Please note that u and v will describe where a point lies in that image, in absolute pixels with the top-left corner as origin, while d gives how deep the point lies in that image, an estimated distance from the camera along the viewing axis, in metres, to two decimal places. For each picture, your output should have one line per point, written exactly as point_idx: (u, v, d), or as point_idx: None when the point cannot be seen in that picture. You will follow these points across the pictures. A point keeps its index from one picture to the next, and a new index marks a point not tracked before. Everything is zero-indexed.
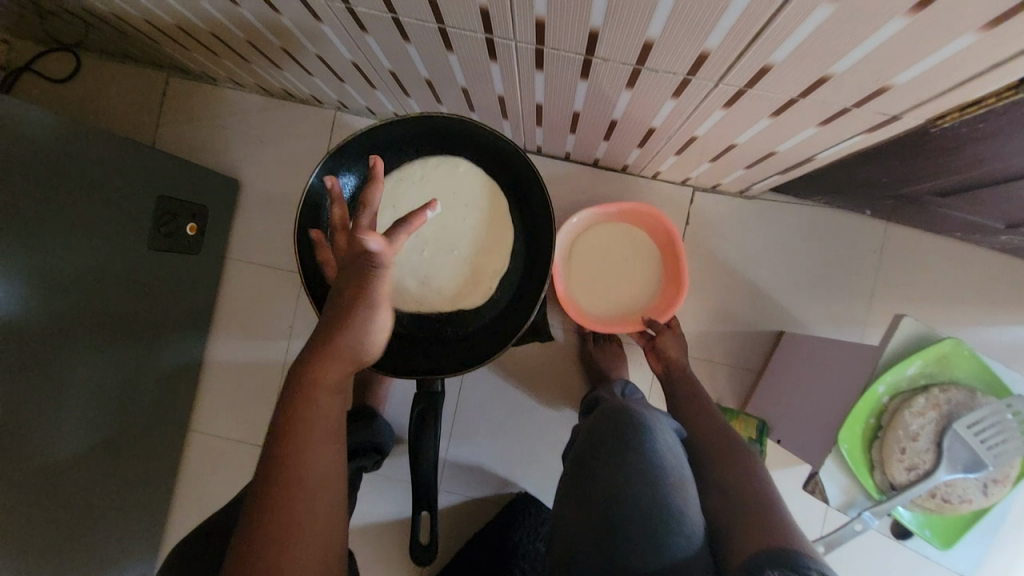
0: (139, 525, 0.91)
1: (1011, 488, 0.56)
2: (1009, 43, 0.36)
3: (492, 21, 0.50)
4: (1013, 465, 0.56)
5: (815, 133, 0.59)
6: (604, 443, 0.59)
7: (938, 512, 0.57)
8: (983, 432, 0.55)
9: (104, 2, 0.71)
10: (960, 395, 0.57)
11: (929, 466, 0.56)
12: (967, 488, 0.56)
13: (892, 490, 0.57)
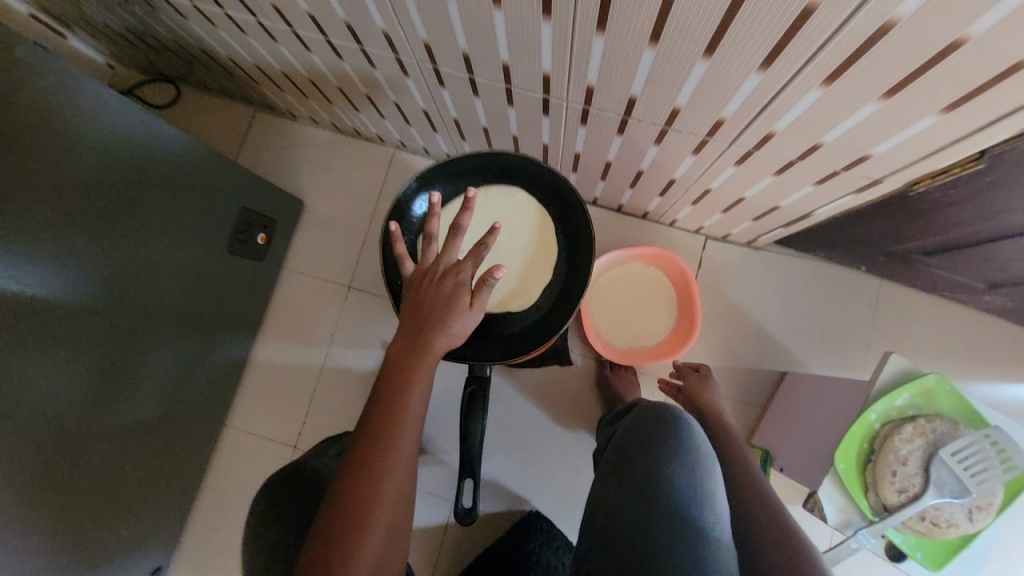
0: (166, 510, 0.96)
1: (995, 516, 0.62)
2: (955, 128, 0.48)
3: (551, 85, 0.63)
4: (997, 495, 0.62)
5: (812, 191, 0.70)
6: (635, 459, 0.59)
7: (928, 535, 0.62)
8: (967, 461, 0.61)
9: (227, 49, 0.87)
10: (944, 426, 0.63)
11: (917, 489, 0.62)
12: (954, 513, 0.62)
13: (885, 512, 0.62)
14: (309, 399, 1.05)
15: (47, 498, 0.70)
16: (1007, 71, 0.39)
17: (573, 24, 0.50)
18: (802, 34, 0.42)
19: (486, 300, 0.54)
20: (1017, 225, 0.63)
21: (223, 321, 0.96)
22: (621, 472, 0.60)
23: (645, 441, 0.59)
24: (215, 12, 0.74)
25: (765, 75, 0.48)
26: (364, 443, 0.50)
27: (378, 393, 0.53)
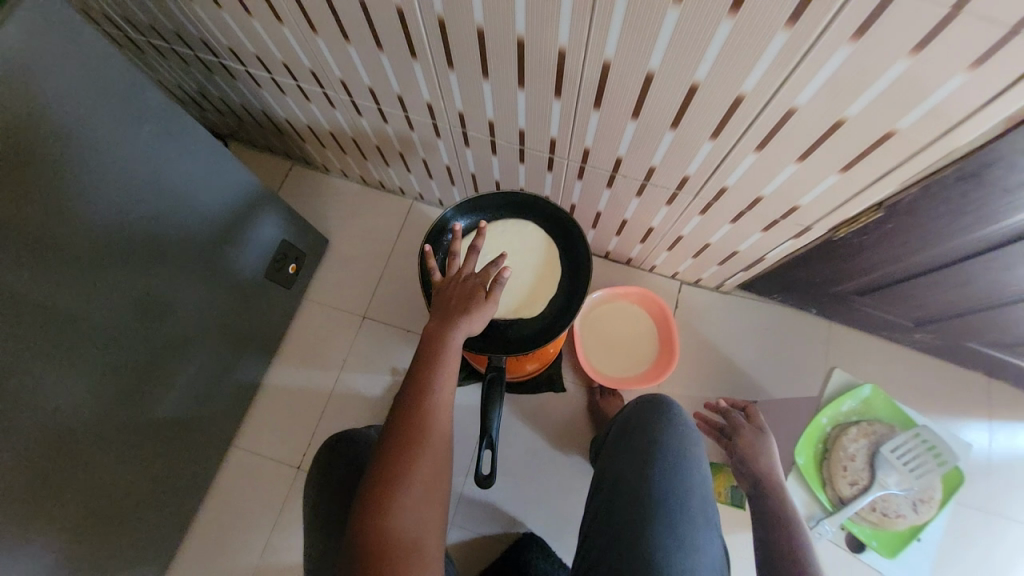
0: (166, 525, 0.97)
1: (934, 505, 0.92)
2: (852, 185, 0.66)
3: (556, 146, 0.81)
4: (934, 488, 0.92)
5: (761, 237, 0.87)
6: (626, 487, 0.68)
7: (880, 522, 0.92)
8: (902, 455, 0.93)
9: (285, 111, 1.05)
10: (882, 430, 0.96)
11: (865, 481, 0.93)
12: (901, 505, 0.92)
13: (842, 501, 0.93)
14: (317, 422, 1.11)
15: (61, 493, 0.74)
16: (874, 142, 0.58)
17: (577, 100, 0.69)
18: (737, 114, 0.61)
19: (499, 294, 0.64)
20: (920, 266, 0.81)
21: (245, 341, 1.05)
22: (616, 462, 0.72)
23: (636, 473, 0.68)
24: (288, 83, 0.92)
25: (715, 142, 0.67)
26: (400, 416, 0.58)
27: (409, 383, 0.60)
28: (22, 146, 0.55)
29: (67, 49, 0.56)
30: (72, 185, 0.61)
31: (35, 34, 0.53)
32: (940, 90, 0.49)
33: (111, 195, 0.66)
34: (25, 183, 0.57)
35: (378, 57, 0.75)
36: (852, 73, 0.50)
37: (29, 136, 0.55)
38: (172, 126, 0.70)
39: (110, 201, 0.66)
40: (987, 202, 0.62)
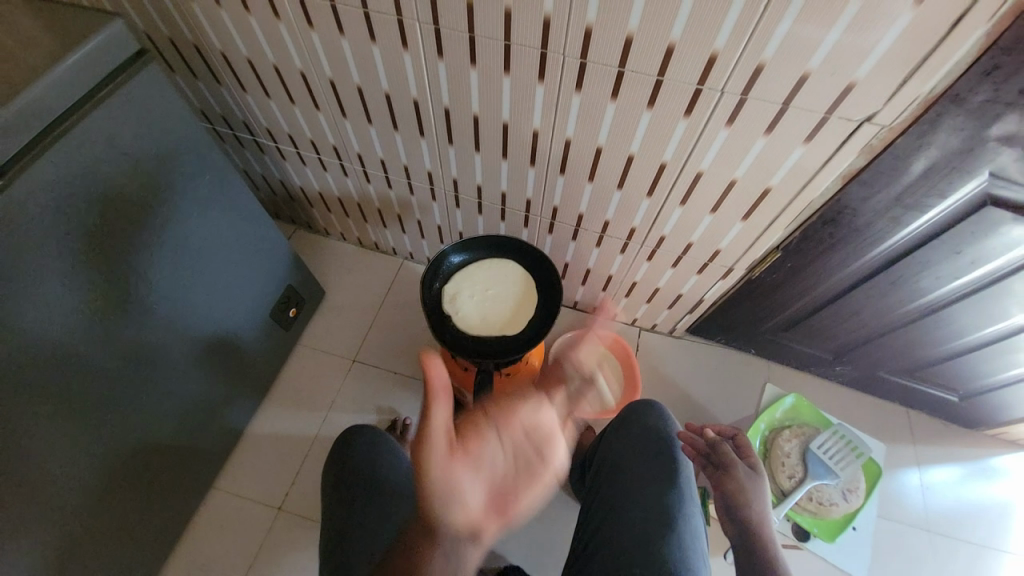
0: (136, 563, 0.98)
1: (861, 493, 0.96)
2: (753, 229, 0.88)
3: (532, 205, 1.02)
4: (858, 478, 0.97)
5: (698, 279, 1.07)
6: (629, 493, 0.80)
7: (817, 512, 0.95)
8: (826, 451, 0.97)
9: (301, 180, 1.23)
10: (808, 432, 1.00)
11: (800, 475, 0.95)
12: (832, 495, 0.96)
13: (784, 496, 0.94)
14: (299, 463, 1.15)
15: (40, 503, 0.77)
16: (760, 196, 0.81)
17: (547, 168, 0.91)
18: (663, 176, 0.83)
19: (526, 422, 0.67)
20: (821, 298, 1.02)
21: (239, 382, 1.12)
22: (613, 447, 0.87)
23: (638, 481, 0.80)
24: (312, 156, 1.12)
25: (651, 199, 0.89)
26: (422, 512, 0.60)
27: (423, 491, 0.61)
28: (95, 200, 0.72)
29: (138, 104, 0.73)
30: (129, 233, 0.78)
31: (114, 119, 0.71)
32: (789, 158, 0.73)
33: (154, 240, 0.82)
34: (86, 229, 0.72)
35: (393, 136, 0.97)
36: (732, 147, 0.74)
37: (100, 194, 0.72)
38: (203, 168, 0.86)
39: (153, 246, 0.82)
40: (851, 238, 0.85)
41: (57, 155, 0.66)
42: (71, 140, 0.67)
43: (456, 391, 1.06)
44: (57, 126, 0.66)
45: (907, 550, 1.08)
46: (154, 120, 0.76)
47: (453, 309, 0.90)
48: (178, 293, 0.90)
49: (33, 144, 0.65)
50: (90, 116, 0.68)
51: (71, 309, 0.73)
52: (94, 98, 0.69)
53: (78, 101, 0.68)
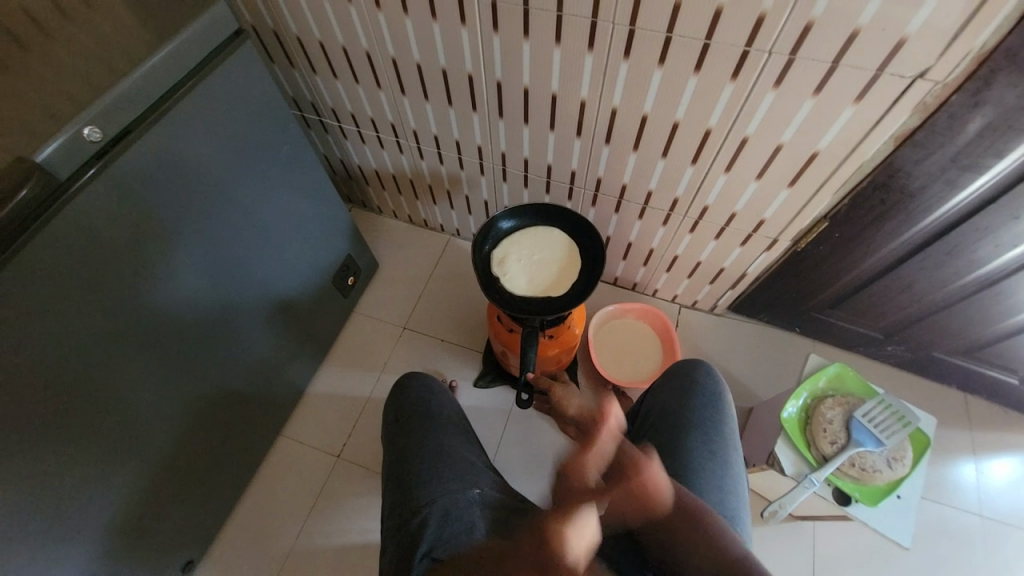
0: (219, 496, 1.10)
1: (908, 463, 0.92)
2: (800, 197, 0.89)
3: (576, 176, 1.07)
4: (904, 447, 0.93)
5: (741, 252, 1.07)
6: (660, 439, 0.83)
7: (860, 477, 0.92)
8: (873, 418, 0.95)
9: (360, 158, 1.33)
10: (853, 401, 0.99)
11: (843, 441, 0.93)
12: (877, 461, 0.93)
13: (824, 461, 0.93)
14: (355, 419, 1.25)
15: (150, 430, 0.89)
16: (808, 161, 0.82)
17: (592, 139, 0.95)
18: (708, 143, 0.86)
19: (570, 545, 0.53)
20: (871, 271, 1.00)
21: (303, 342, 1.22)
22: (665, 394, 0.89)
23: (669, 427, 0.83)
24: (371, 134, 1.21)
25: (695, 167, 0.91)
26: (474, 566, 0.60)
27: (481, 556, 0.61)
28: (191, 169, 0.82)
29: (232, 79, 0.83)
30: (219, 200, 0.88)
31: (208, 99, 0.81)
32: (839, 119, 0.74)
33: (237, 207, 0.92)
34: (182, 196, 0.82)
35: (447, 111, 1.04)
36: (779, 110, 0.76)
37: (196, 165, 0.82)
38: (280, 138, 0.96)
39: (236, 212, 0.92)
40: (904, 205, 0.84)
41: (171, 121, 0.76)
42: (172, 116, 0.76)
43: (502, 355, 1.12)
44: (160, 104, 0.75)
45: (956, 534, 1.04)
46: (238, 100, 0.85)
47: (501, 270, 0.96)
48: (257, 256, 1.00)
49: (142, 118, 0.74)
50: (188, 98, 0.77)
51: (171, 266, 0.83)
52: (191, 80, 0.78)
53: (175, 82, 0.77)
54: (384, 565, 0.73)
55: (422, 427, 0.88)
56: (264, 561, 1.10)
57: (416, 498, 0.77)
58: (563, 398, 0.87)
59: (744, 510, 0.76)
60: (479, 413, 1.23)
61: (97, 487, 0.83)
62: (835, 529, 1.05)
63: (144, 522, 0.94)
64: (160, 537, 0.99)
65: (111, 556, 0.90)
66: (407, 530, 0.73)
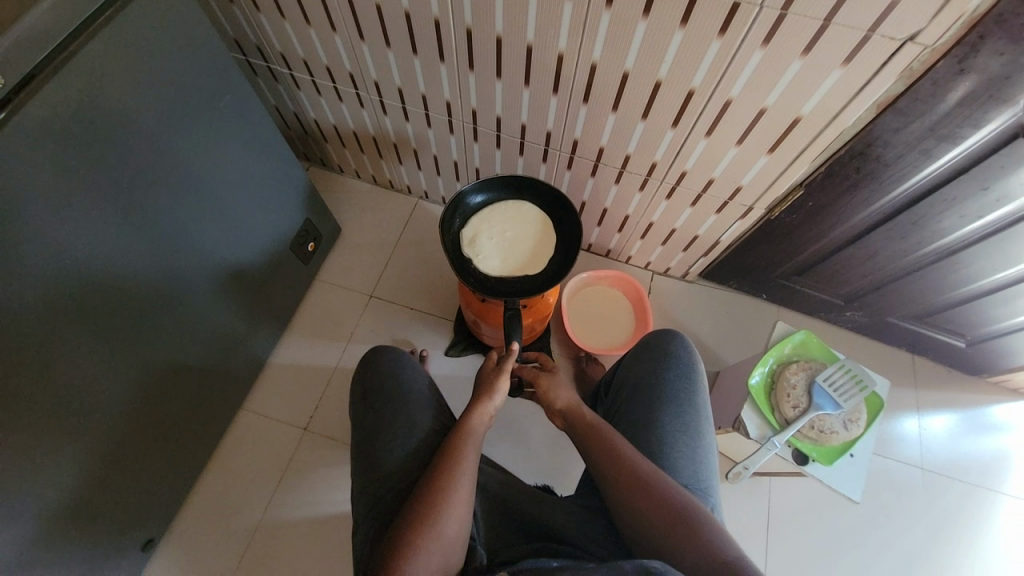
0: (180, 472, 1.06)
1: (863, 424, 0.98)
2: (778, 165, 0.87)
3: (552, 137, 1.01)
4: (860, 408, 0.99)
5: (716, 219, 1.06)
6: (634, 412, 0.83)
7: (818, 439, 0.98)
8: (834, 383, 0.99)
9: (316, 112, 1.21)
10: (815, 365, 1.03)
11: (805, 405, 0.98)
12: (834, 423, 0.98)
13: (787, 425, 0.97)
14: (322, 390, 1.21)
15: (95, 411, 0.82)
16: (789, 127, 0.80)
17: (570, 96, 0.89)
18: (691, 104, 0.81)
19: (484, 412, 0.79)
20: (840, 240, 1.01)
21: (261, 312, 1.15)
22: (639, 368, 0.88)
23: (644, 401, 0.83)
24: (327, 84, 1.09)
25: (675, 131, 0.88)
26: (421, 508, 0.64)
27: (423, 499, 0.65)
28: (117, 125, 0.71)
29: (156, 14, 0.71)
30: (155, 159, 0.78)
31: (129, 38, 0.69)
32: (825, 83, 0.71)
33: (176, 167, 0.82)
34: (109, 153, 0.72)
35: (412, 61, 0.95)
36: (765, 72, 0.72)
37: (123, 119, 0.72)
38: (220, 86, 0.84)
39: (176, 172, 0.82)
40: (878, 173, 0.84)
41: (87, 65, 0.65)
42: (86, 58, 0.65)
43: (473, 324, 1.09)
44: (69, 45, 0.64)
45: (897, 484, 1.13)
46: (169, 39, 0.74)
47: (472, 251, 0.92)
48: (204, 221, 0.91)
49: (51, 60, 0.63)
50: (101, 39, 0.66)
51: (105, 233, 0.74)
52: (105, 14, 0.67)
53: (85, 18, 0.65)
54: (357, 546, 0.73)
55: (393, 401, 0.85)
56: (232, 536, 1.08)
57: (393, 481, 0.76)
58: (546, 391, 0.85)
59: (715, 479, 0.78)
60: (451, 383, 1.22)
61: (35, 475, 0.76)
62: (789, 483, 1.12)
63: (97, 506, 0.89)
64: (115, 519, 0.94)
65: (60, 542, 0.84)
66: (385, 513, 0.73)
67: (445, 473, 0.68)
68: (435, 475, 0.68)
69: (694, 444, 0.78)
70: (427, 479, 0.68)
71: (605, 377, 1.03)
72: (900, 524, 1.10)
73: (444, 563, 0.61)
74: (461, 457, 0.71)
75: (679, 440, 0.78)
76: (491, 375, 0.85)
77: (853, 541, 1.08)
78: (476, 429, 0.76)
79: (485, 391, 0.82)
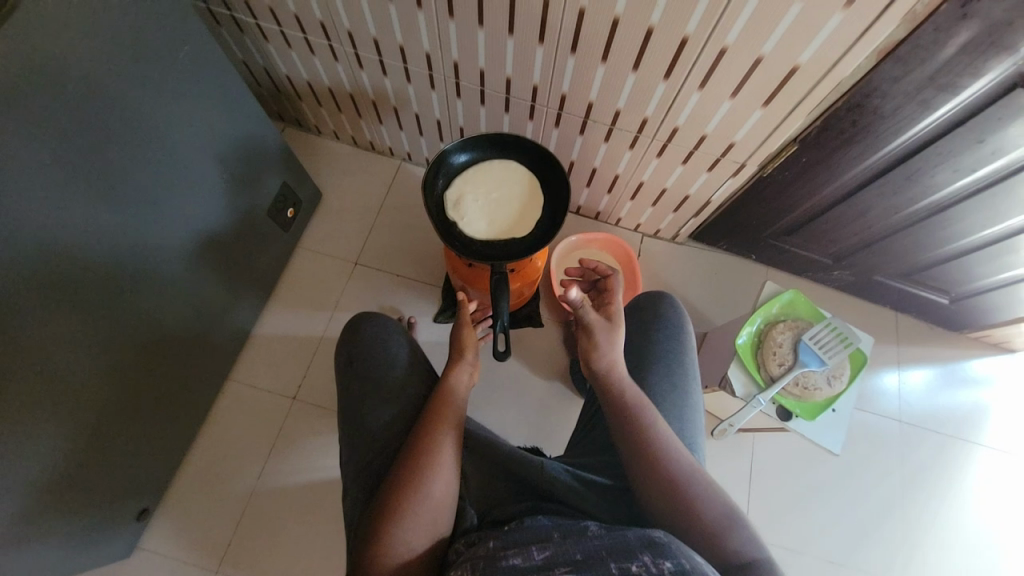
0: (171, 443, 1.06)
1: (846, 380, 1.00)
2: (772, 119, 0.84)
3: (539, 92, 0.96)
4: (843, 365, 1.01)
5: (707, 178, 1.03)
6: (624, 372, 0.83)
7: (802, 396, 1.00)
8: (820, 341, 1.00)
9: (287, 67, 1.13)
10: (801, 324, 1.04)
11: (790, 361, 1.00)
12: (818, 380, 1.00)
13: (772, 381, 0.99)
14: (309, 360, 1.20)
15: (75, 387, 0.80)
16: (786, 77, 0.76)
17: (557, 46, 0.84)
18: (684, 55, 0.77)
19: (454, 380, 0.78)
20: (832, 198, 0.99)
21: (243, 282, 1.12)
22: (629, 329, 0.88)
23: (633, 362, 0.83)
24: (297, 36, 1.02)
25: (667, 83, 0.84)
26: (407, 474, 0.65)
27: (409, 466, 0.66)
28: (66, 83, 0.66)
29: None
30: (113, 121, 0.73)
31: None
32: (825, 29, 0.68)
33: (138, 129, 0.77)
34: (60, 112, 0.66)
35: (387, 8, 0.88)
36: (763, 17, 0.68)
37: (71, 75, 0.66)
38: (179, 38, 0.77)
39: (138, 135, 0.77)
40: (874, 127, 0.81)
41: (29, 17, 0.60)
42: (28, 9, 0.60)
43: (460, 289, 1.07)
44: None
45: (875, 436, 1.17)
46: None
47: (458, 214, 0.89)
48: (173, 186, 0.86)
49: None
50: None
51: (66, 202, 0.70)
52: None
53: None
54: (348, 509, 0.74)
55: (379, 368, 0.84)
56: (227, 503, 1.09)
57: (382, 444, 0.77)
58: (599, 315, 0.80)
59: (699, 436, 0.79)
60: (440, 349, 1.21)
61: (17, 453, 0.75)
62: (773, 438, 1.15)
63: (86, 480, 0.88)
64: (107, 491, 0.94)
65: (54, 515, 0.85)
66: (373, 477, 0.74)
67: (428, 436, 0.69)
68: (421, 441, 0.69)
69: (682, 402, 0.79)
70: (413, 444, 0.69)
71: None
72: (876, 474, 1.15)
73: (433, 522, 0.63)
74: (445, 421, 0.71)
75: (668, 400, 0.78)
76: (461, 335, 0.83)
77: (831, 490, 1.13)
78: (458, 394, 0.76)
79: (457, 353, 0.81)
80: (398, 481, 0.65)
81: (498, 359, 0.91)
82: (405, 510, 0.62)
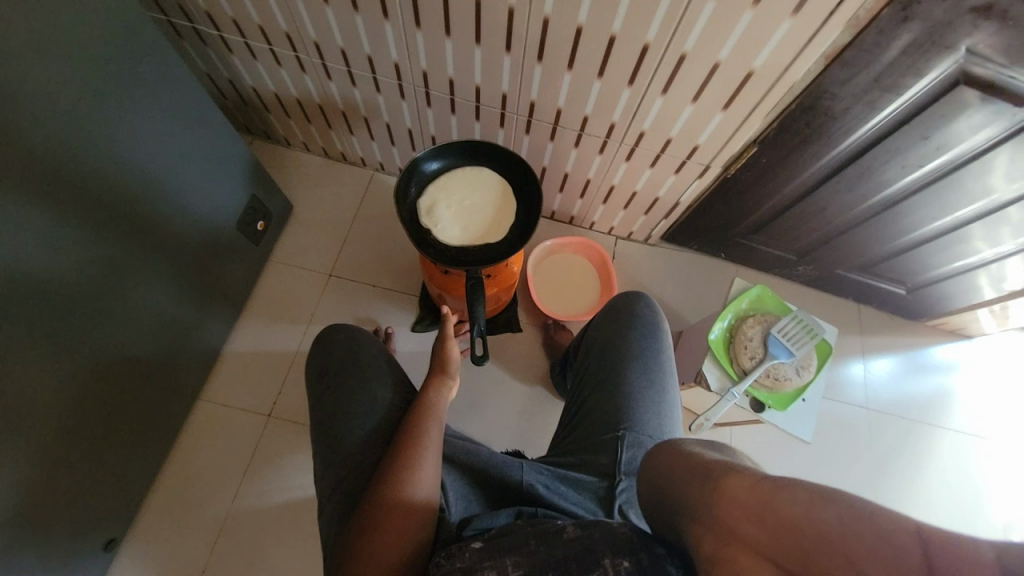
0: (139, 469, 1.01)
1: (814, 371, 1.05)
2: (733, 120, 0.87)
3: (508, 100, 0.97)
4: (810, 356, 1.05)
5: (675, 180, 1.06)
6: (602, 371, 0.85)
7: (773, 387, 1.05)
8: (787, 332, 1.04)
9: (253, 78, 1.12)
10: (770, 317, 1.08)
11: (761, 355, 1.04)
12: (787, 371, 1.05)
13: (744, 375, 1.03)
14: (285, 376, 1.17)
15: (33, 416, 0.76)
16: (743, 82, 0.80)
17: (524, 55, 0.86)
18: (647, 61, 0.80)
19: (435, 398, 0.77)
20: (792, 196, 1.04)
21: (211, 298, 1.09)
22: (606, 328, 0.90)
23: (611, 360, 0.85)
24: (262, 47, 1.01)
25: (632, 89, 0.86)
26: (385, 487, 0.64)
27: (387, 477, 0.65)
28: (21, 96, 0.63)
29: None
30: (74, 136, 0.71)
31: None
32: (777, 34, 0.71)
33: (101, 143, 0.74)
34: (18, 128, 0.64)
35: (353, 18, 0.88)
36: (719, 23, 0.71)
37: (27, 89, 0.64)
38: (138, 50, 0.75)
39: (100, 150, 0.74)
40: (826, 128, 0.85)
41: None
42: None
43: (437, 297, 1.07)
44: None
45: (846, 423, 1.22)
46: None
47: (431, 221, 0.89)
48: (139, 201, 0.84)
49: None
50: None
51: (25, 221, 0.68)
52: None
53: None
54: (324, 526, 0.73)
55: (351, 380, 0.83)
56: (201, 528, 1.05)
57: (356, 459, 0.75)
58: (747, 505, 0.41)
59: (676, 430, 0.80)
60: (419, 358, 1.21)
61: None
62: (749, 431, 1.18)
63: (49, 513, 0.83)
64: (71, 524, 0.89)
65: (15, 553, 0.80)
66: (349, 492, 0.73)
67: (406, 448, 0.68)
68: (398, 452, 0.68)
69: (660, 398, 0.80)
70: (391, 455, 0.68)
71: (573, 342, 1.04)
72: (850, 460, 1.19)
73: (414, 533, 0.62)
74: (424, 430, 0.70)
75: (647, 396, 0.79)
76: (440, 351, 0.83)
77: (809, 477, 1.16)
78: (436, 403, 0.76)
79: (440, 369, 0.81)
80: (377, 493, 0.64)
81: (476, 364, 0.91)
82: (388, 523, 0.62)
